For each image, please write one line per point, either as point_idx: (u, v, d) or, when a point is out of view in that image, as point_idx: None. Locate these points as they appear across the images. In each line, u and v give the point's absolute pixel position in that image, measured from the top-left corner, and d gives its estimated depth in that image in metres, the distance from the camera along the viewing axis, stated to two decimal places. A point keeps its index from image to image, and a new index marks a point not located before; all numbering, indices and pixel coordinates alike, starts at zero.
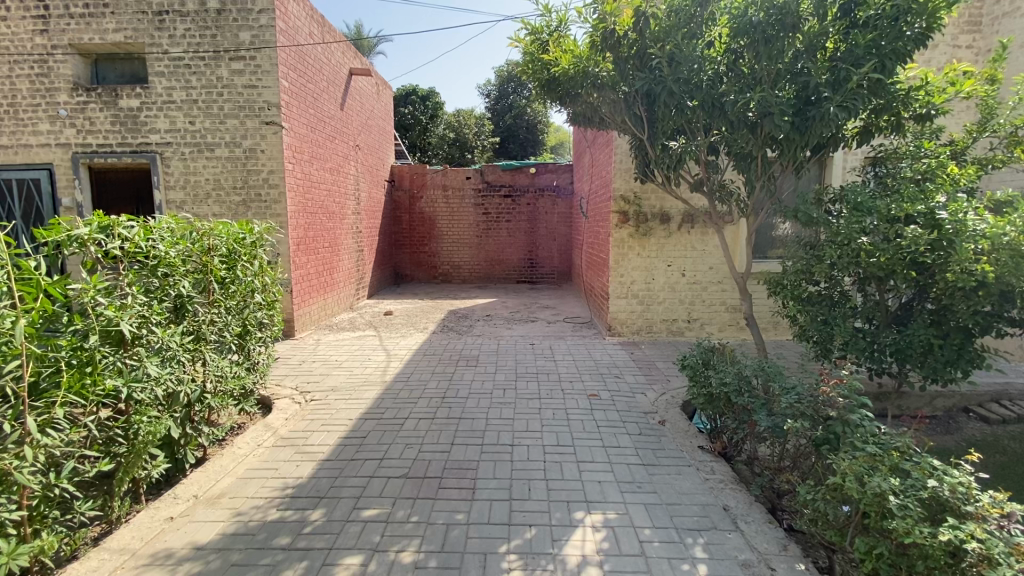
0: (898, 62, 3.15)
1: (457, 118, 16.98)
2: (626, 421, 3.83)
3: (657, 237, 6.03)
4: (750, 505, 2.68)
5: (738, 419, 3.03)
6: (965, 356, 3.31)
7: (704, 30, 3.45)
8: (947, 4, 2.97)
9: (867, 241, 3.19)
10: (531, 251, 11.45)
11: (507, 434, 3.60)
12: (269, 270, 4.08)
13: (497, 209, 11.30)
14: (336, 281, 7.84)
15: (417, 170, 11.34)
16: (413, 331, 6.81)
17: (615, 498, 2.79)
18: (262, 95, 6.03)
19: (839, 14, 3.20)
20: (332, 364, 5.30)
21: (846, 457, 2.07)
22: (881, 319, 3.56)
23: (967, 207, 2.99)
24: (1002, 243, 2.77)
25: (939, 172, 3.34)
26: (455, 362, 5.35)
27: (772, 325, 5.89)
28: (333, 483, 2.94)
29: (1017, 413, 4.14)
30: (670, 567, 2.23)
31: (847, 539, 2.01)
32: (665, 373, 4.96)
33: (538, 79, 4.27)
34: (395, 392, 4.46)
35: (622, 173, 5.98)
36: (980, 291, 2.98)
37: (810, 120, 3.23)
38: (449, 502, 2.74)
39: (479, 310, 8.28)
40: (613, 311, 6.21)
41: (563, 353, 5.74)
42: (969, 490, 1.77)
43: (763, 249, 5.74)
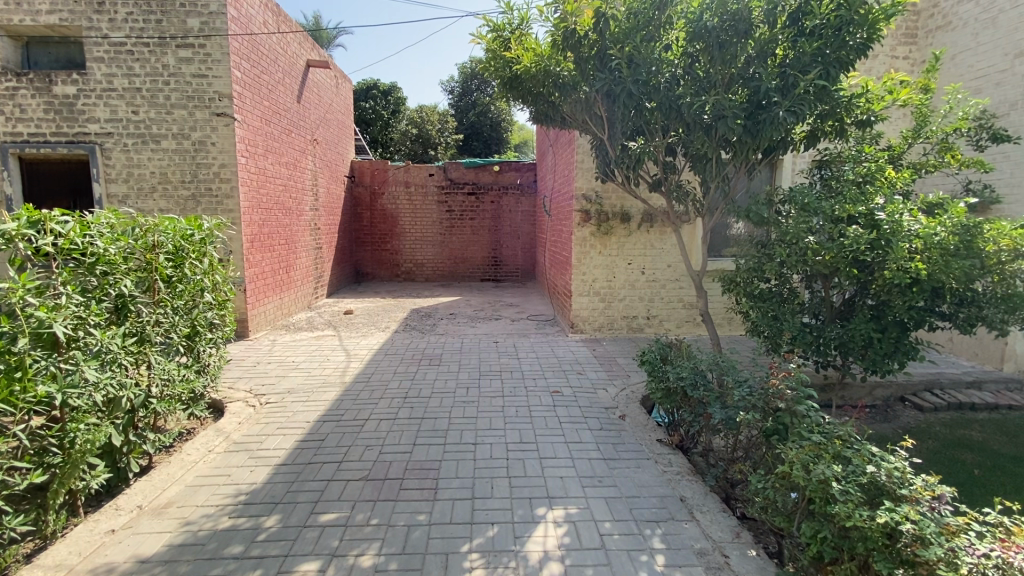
0: (842, 70, 3.30)
1: (420, 113, 16.68)
2: (588, 416, 3.89)
3: (618, 235, 6.14)
4: (705, 495, 2.78)
5: (694, 412, 3.13)
6: (901, 349, 3.52)
7: (661, 33, 3.53)
8: (885, 17, 3.14)
9: (812, 241, 3.34)
10: (494, 249, 11.44)
11: (469, 433, 3.58)
12: (220, 267, 3.89)
13: (461, 207, 11.23)
14: (293, 280, 7.60)
15: (378, 166, 11.11)
16: (374, 330, 6.67)
17: (577, 493, 2.83)
18: (212, 85, 5.76)
19: (788, 22, 3.31)
20: (289, 365, 5.14)
21: (792, 448, 2.17)
22: (827, 315, 3.75)
23: (903, 209, 3.18)
24: (933, 243, 2.98)
25: (878, 175, 3.54)
26: (417, 361, 5.28)
27: (727, 321, 6.12)
28: (289, 487, 2.85)
29: (946, 401, 4.46)
30: (629, 559, 2.27)
31: (794, 524, 2.11)
32: (626, 368, 5.06)
33: (499, 77, 4.27)
34: (355, 393, 4.36)
35: (584, 172, 6.07)
36: (915, 286, 3.17)
37: (761, 124, 3.35)
38: (411, 504, 2.70)
39: (443, 309, 8.17)
40: (576, 309, 6.28)
41: (526, 350, 5.76)
42: (903, 475, 1.89)
43: (718, 248, 5.96)
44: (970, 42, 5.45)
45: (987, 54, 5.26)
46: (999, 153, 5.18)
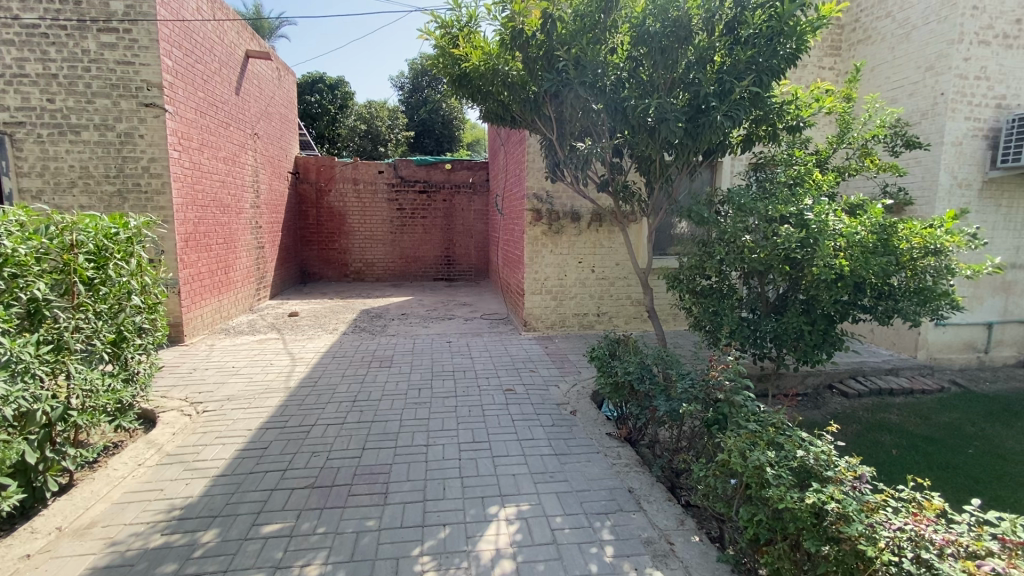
0: (774, 78, 3.49)
1: (369, 109, 16.28)
2: (540, 413, 3.94)
3: (569, 234, 6.24)
4: (651, 485, 2.87)
5: (640, 405, 3.23)
6: (829, 340, 3.77)
7: (607, 36, 3.61)
8: (811, 29, 3.35)
9: (748, 239, 3.54)
10: (447, 248, 11.33)
11: (421, 434, 3.54)
12: (150, 268, 3.61)
13: (412, 205, 11.05)
14: (232, 281, 7.23)
15: (324, 162, 10.75)
16: (322, 332, 6.46)
17: (529, 489, 2.85)
18: (140, 73, 5.38)
19: (724, 31, 3.49)
20: (228, 371, 4.88)
21: (731, 436, 2.29)
22: (762, 309, 3.96)
23: (828, 210, 3.40)
24: (854, 241, 3.21)
25: (807, 177, 3.77)
26: (367, 363, 5.16)
27: (672, 316, 6.37)
28: (229, 499, 2.72)
29: (868, 387, 4.83)
30: (579, 552, 2.31)
31: (733, 509, 2.21)
32: (577, 364, 5.16)
33: (448, 74, 4.24)
34: (301, 397, 4.21)
35: (534, 172, 6.12)
36: (839, 281, 3.37)
37: (700, 127, 3.49)
38: (360, 509, 2.64)
39: (394, 309, 8.02)
40: (528, 307, 6.33)
41: (479, 349, 5.75)
42: (829, 457, 2.02)
43: (663, 247, 6.19)
44: (887, 55, 5.91)
45: (902, 66, 5.72)
46: (912, 159, 5.65)
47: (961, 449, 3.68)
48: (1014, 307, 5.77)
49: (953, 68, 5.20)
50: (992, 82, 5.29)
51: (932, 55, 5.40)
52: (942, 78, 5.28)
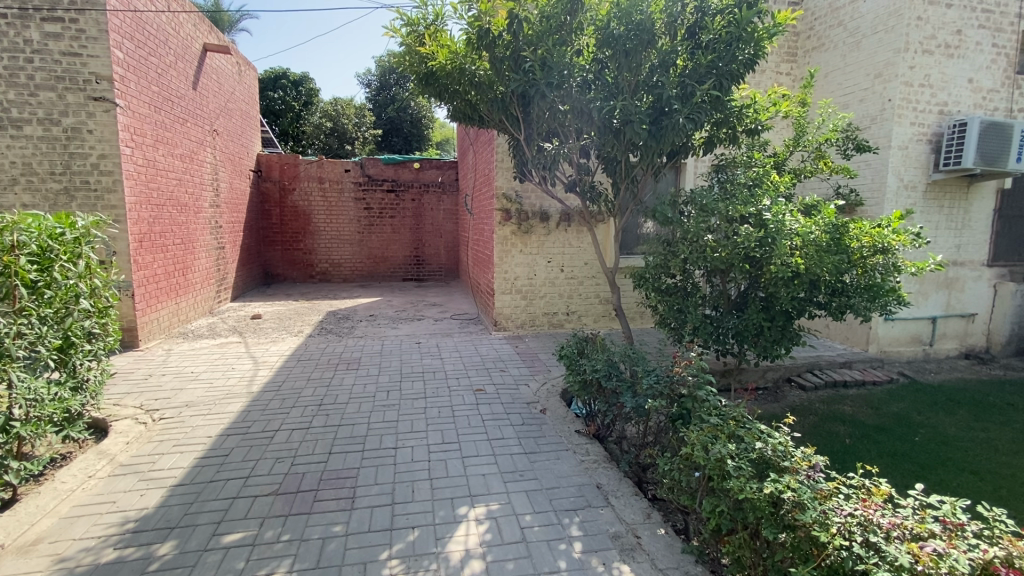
0: (733, 82, 3.60)
1: (335, 106, 15.96)
2: (510, 412, 3.95)
3: (538, 234, 6.27)
4: (619, 481, 2.93)
5: (608, 402, 3.28)
6: (787, 335, 3.92)
7: (573, 38, 3.64)
8: (768, 36, 3.47)
9: (711, 239, 3.65)
10: (416, 248, 11.22)
11: (390, 437, 3.50)
12: (100, 270, 3.45)
13: (380, 204, 10.89)
14: (190, 282, 6.96)
15: (287, 160, 10.48)
16: (286, 335, 6.31)
17: (498, 489, 2.86)
18: (88, 65, 5.11)
19: (686, 36, 3.58)
20: (186, 376, 4.70)
21: (694, 431, 2.35)
22: (725, 306, 4.07)
23: (785, 210, 3.52)
24: (809, 240, 3.36)
25: (765, 179, 3.89)
26: (334, 366, 5.06)
27: (639, 315, 6.50)
28: (187, 509, 2.62)
29: (823, 380, 5.05)
30: (548, 549, 2.34)
31: (696, 500, 2.28)
32: (547, 363, 5.20)
33: (415, 73, 4.21)
34: (264, 402, 4.10)
35: (503, 171, 6.13)
36: (795, 279, 3.50)
37: (664, 129, 3.57)
38: (326, 515, 2.58)
39: (362, 310, 7.89)
40: (498, 307, 6.34)
41: (449, 350, 5.72)
42: (786, 448, 2.10)
43: (630, 246, 6.31)
44: (839, 62, 6.17)
45: (853, 73, 6.00)
46: (863, 162, 5.92)
47: (908, 437, 3.89)
48: (955, 302, 6.13)
49: (899, 76, 5.48)
50: (935, 89, 5.59)
51: (880, 63, 5.67)
52: (890, 85, 5.56)
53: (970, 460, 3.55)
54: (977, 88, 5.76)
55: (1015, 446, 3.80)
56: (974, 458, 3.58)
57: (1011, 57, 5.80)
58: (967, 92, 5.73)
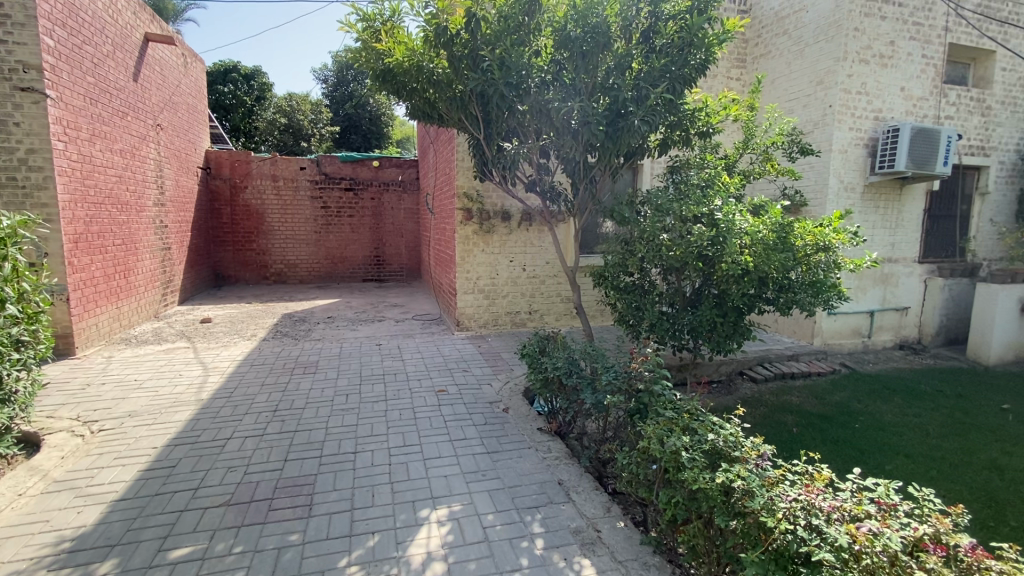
0: (685, 86, 3.71)
1: (289, 102, 15.45)
2: (472, 412, 3.94)
3: (499, 233, 6.28)
4: (580, 476, 2.98)
5: (569, 399, 3.33)
6: (738, 330, 4.08)
7: (531, 39, 3.66)
8: (718, 42, 3.60)
9: (666, 238, 3.77)
10: (376, 248, 11.02)
11: (349, 441, 3.43)
12: (29, 273, 3.21)
13: (337, 203, 10.63)
14: (133, 285, 6.58)
15: (238, 157, 10.07)
16: (239, 339, 6.06)
17: (461, 489, 2.85)
18: (13, 53, 4.75)
19: (641, 39, 3.67)
20: (129, 385, 4.45)
21: (650, 425, 2.42)
22: (680, 303, 4.18)
23: (735, 210, 3.68)
24: (757, 239, 3.51)
25: (717, 180, 4.03)
26: (289, 370, 4.90)
27: (599, 312, 6.62)
28: (130, 525, 2.48)
29: (773, 372, 5.29)
30: (510, 547, 2.35)
31: (654, 492, 2.34)
32: (509, 362, 5.21)
33: (372, 69, 4.13)
34: (215, 410, 3.92)
35: (464, 170, 6.11)
36: (745, 276, 3.64)
37: (620, 131, 3.65)
38: (282, 524, 2.50)
39: (319, 312, 7.68)
40: (460, 307, 6.30)
41: (411, 351, 5.65)
42: (736, 439, 2.19)
43: (590, 246, 6.41)
44: (784, 69, 6.47)
45: (797, 80, 6.30)
46: (807, 164, 6.23)
47: (849, 424, 4.13)
48: (891, 296, 6.55)
49: (839, 83, 5.80)
50: (871, 97, 5.95)
51: (821, 71, 5.98)
52: (831, 91, 5.87)
53: (904, 444, 3.80)
54: (908, 96, 6.16)
55: (943, 429, 4.09)
56: (908, 442, 3.84)
57: (937, 68, 6.24)
58: (900, 99, 6.12)
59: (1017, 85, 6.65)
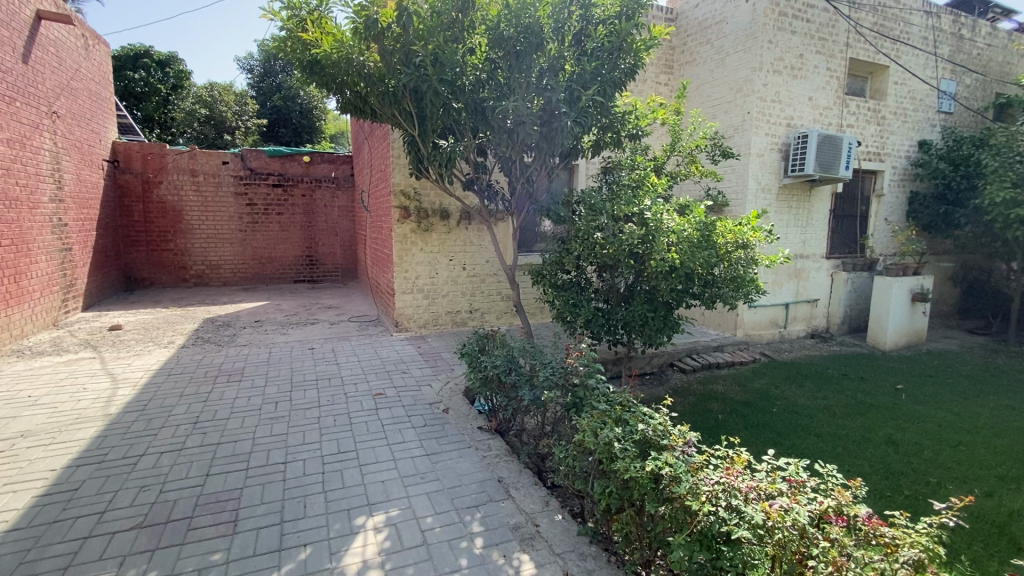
0: (616, 89, 3.84)
1: (210, 92, 14.45)
2: (412, 414, 3.87)
3: (438, 232, 6.21)
4: (519, 472, 3.00)
5: (507, 396, 3.35)
6: (669, 324, 4.26)
7: (465, 36, 3.65)
8: (645, 47, 3.77)
9: (600, 236, 3.90)
10: (309, 247, 10.56)
11: (278, 451, 3.26)
12: None
13: (265, 200, 10.07)
14: (25, 291, 5.90)
15: (151, 150, 9.20)
16: (154, 347, 5.59)
17: (398, 494, 2.79)
18: None
19: (572, 42, 3.75)
20: (22, 402, 3.98)
21: (585, 418, 2.49)
22: (614, 299, 4.32)
23: (663, 210, 3.85)
24: (683, 237, 3.70)
25: (646, 181, 4.20)
26: (212, 378, 4.58)
27: (538, 310, 6.72)
28: (22, 558, 2.23)
29: (700, 363, 5.60)
30: (449, 549, 2.33)
31: (589, 484, 2.41)
32: (450, 362, 5.18)
33: (298, 60, 3.95)
34: (126, 425, 3.60)
35: (400, 167, 5.98)
36: (673, 272, 3.81)
37: (554, 131, 3.72)
38: (202, 544, 2.34)
39: (246, 316, 7.24)
40: (399, 307, 6.16)
41: (346, 354, 5.46)
42: (665, 428, 2.29)
43: (529, 244, 6.49)
44: (708, 76, 6.85)
45: (719, 87, 6.69)
46: (728, 167, 6.63)
47: (768, 409, 4.45)
48: (803, 290, 7.11)
49: (756, 91, 6.22)
50: (783, 105, 6.42)
51: (740, 79, 6.38)
52: (749, 99, 6.29)
53: (815, 424, 4.15)
54: (816, 105, 6.70)
55: (848, 409, 4.51)
56: (818, 422, 4.20)
57: (840, 80, 6.84)
58: (809, 108, 6.64)
59: (906, 98, 7.41)
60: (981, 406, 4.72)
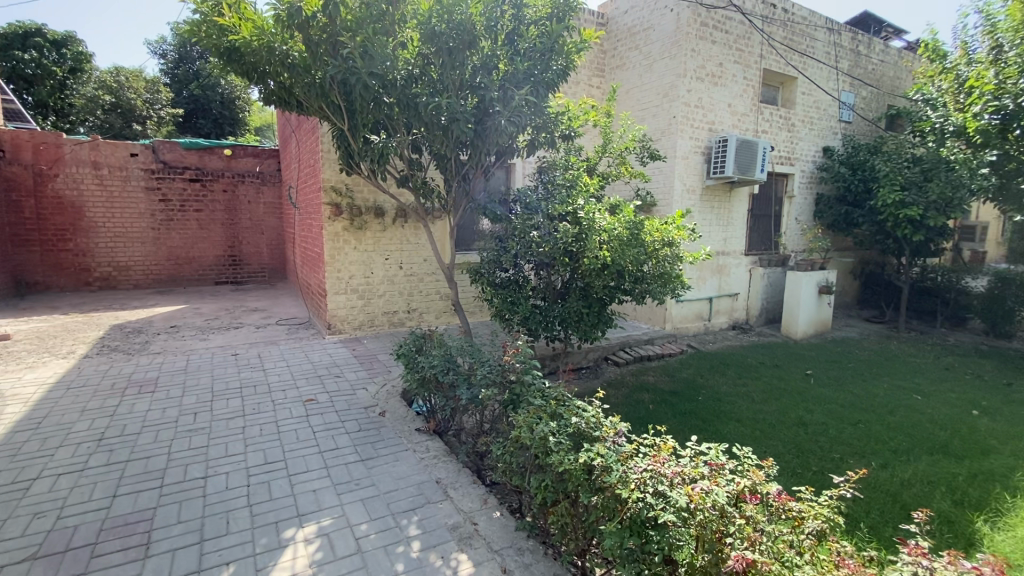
0: (549, 89, 3.90)
1: (116, 77, 13.21)
2: (345, 419, 3.74)
3: (372, 230, 6.04)
4: (458, 472, 2.99)
5: (445, 396, 3.33)
6: (603, 320, 4.41)
7: (396, 30, 3.59)
8: (576, 50, 3.89)
9: (535, 235, 3.99)
10: (231, 246, 9.94)
11: (198, 466, 3.04)
12: None
13: (180, 195, 9.34)
14: None
15: (43, 138, 8.21)
16: (51, 358, 5.03)
17: (331, 503, 2.69)
18: None
19: (505, 41, 3.75)
20: None
21: (521, 414, 2.52)
22: (551, 296, 4.40)
23: (595, 210, 3.99)
24: (613, 235, 3.85)
25: (580, 181, 4.28)
26: (120, 390, 4.20)
27: (477, 309, 6.72)
28: None
29: (633, 356, 5.84)
30: (385, 555, 2.28)
31: (526, 479, 2.44)
32: (387, 364, 5.06)
33: (214, 47, 3.69)
34: (15, 446, 3.21)
35: (330, 163, 5.75)
36: (605, 269, 3.95)
37: (488, 130, 3.72)
38: (109, 571, 2.14)
39: (161, 321, 6.70)
40: (331, 309, 5.93)
41: (275, 359, 5.18)
42: (597, 420, 2.37)
43: (467, 242, 6.47)
44: (636, 81, 7.13)
45: (647, 91, 6.98)
46: (656, 169, 6.94)
47: (694, 397, 4.71)
48: (725, 285, 7.59)
49: (680, 97, 6.55)
50: (705, 111, 6.81)
51: (666, 84, 6.70)
52: (674, 104, 6.61)
53: (736, 410, 4.45)
54: (734, 111, 7.16)
55: (765, 395, 4.87)
56: (739, 408, 4.50)
57: (755, 89, 7.34)
58: (728, 115, 7.08)
59: (812, 107, 8.08)
60: (877, 387, 5.25)
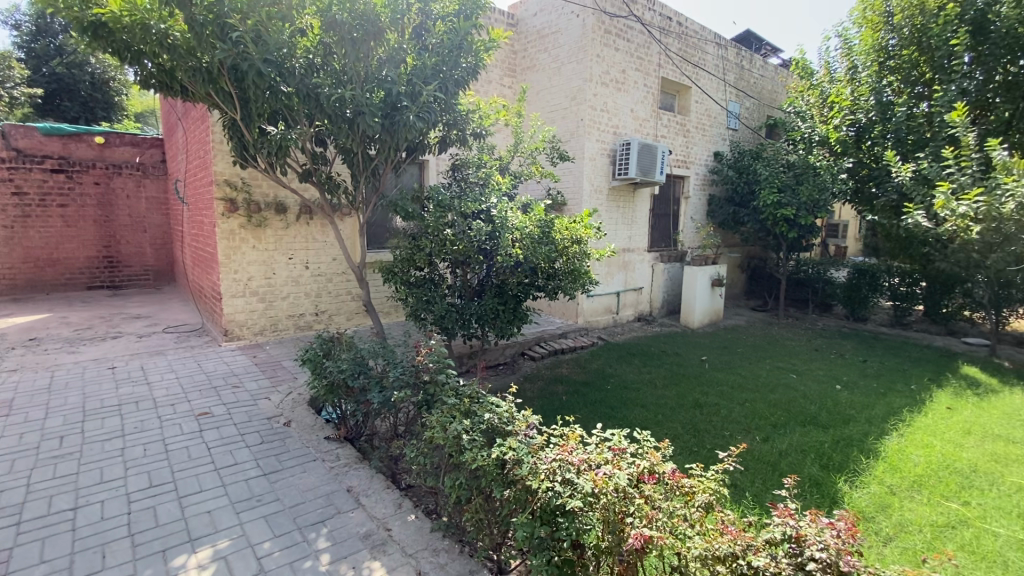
0: (458, 87, 3.89)
1: None
2: (245, 432, 3.48)
3: (273, 228, 5.65)
4: (370, 479, 2.89)
5: (356, 402, 3.19)
6: (518, 315, 4.48)
7: (295, 17, 3.44)
8: (485, 48, 3.86)
9: (450, 233, 3.94)
10: (106, 247, 8.84)
11: (65, 496, 2.67)
12: None
13: (39, 188, 8.12)
14: None
15: None
16: None
17: (229, 523, 2.49)
18: None
19: (413, 36, 3.75)
20: None
21: (435, 414, 2.50)
22: (467, 294, 4.39)
23: (507, 208, 4.05)
24: (525, 234, 3.95)
25: (492, 179, 4.34)
26: None
27: (391, 309, 6.56)
28: None
29: (548, 350, 6.01)
30: (291, 571, 2.16)
31: (440, 478, 2.43)
32: (292, 371, 4.77)
33: (75, 19, 3.24)
34: None
35: (223, 155, 5.29)
36: (518, 267, 4.09)
37: (396, 124, 3.59)
38: None
39: (15, 334, 5.78)
40: (228, 313, 5.47)
41: (162, 371, 4.69)
42: (510, 415, 2.41)
43: (378, 241, 6.28)
44: (545, 83, 7.32)
45: (555, 93, 7.20)
46: (566, 169, 7.18)
47: (604, 387, 4.96)
48: (630, 279, 8.04)
49: (587, 100, 6.82)
50: (610, 115, 7.17)
51: (573, 88, 6.96)
52: (582, 106, 6.88)
53: (641, 397, 4.74)
54: (636, 116, 7.59)
55: (666, 381, 5.25)
56: (643, 394, 4.81)
57: (655, 96, 7.84)
58: (631, 119, 7.51)
59: (704, 115, 8.78)
60: (761, 369, 5.86)
